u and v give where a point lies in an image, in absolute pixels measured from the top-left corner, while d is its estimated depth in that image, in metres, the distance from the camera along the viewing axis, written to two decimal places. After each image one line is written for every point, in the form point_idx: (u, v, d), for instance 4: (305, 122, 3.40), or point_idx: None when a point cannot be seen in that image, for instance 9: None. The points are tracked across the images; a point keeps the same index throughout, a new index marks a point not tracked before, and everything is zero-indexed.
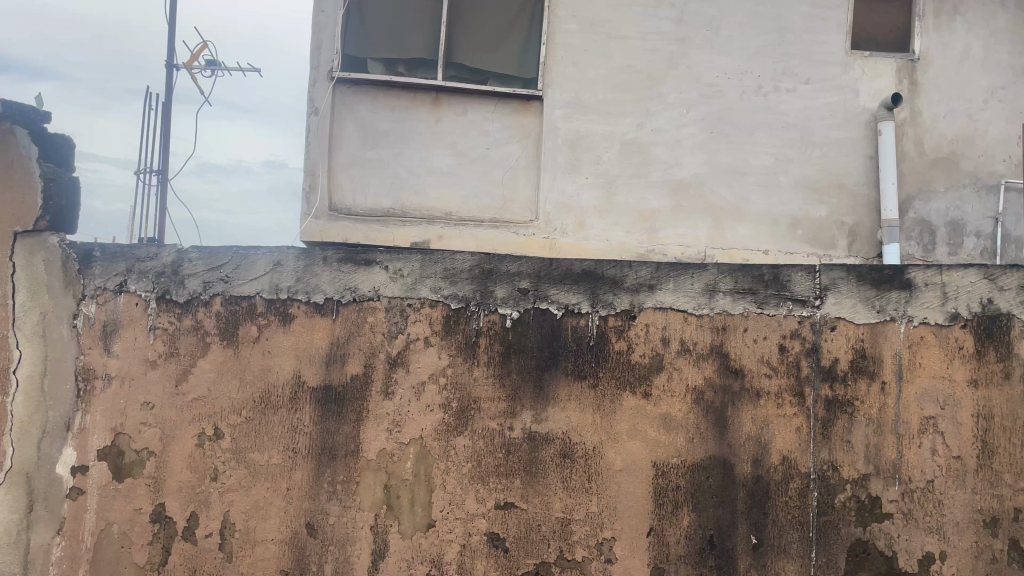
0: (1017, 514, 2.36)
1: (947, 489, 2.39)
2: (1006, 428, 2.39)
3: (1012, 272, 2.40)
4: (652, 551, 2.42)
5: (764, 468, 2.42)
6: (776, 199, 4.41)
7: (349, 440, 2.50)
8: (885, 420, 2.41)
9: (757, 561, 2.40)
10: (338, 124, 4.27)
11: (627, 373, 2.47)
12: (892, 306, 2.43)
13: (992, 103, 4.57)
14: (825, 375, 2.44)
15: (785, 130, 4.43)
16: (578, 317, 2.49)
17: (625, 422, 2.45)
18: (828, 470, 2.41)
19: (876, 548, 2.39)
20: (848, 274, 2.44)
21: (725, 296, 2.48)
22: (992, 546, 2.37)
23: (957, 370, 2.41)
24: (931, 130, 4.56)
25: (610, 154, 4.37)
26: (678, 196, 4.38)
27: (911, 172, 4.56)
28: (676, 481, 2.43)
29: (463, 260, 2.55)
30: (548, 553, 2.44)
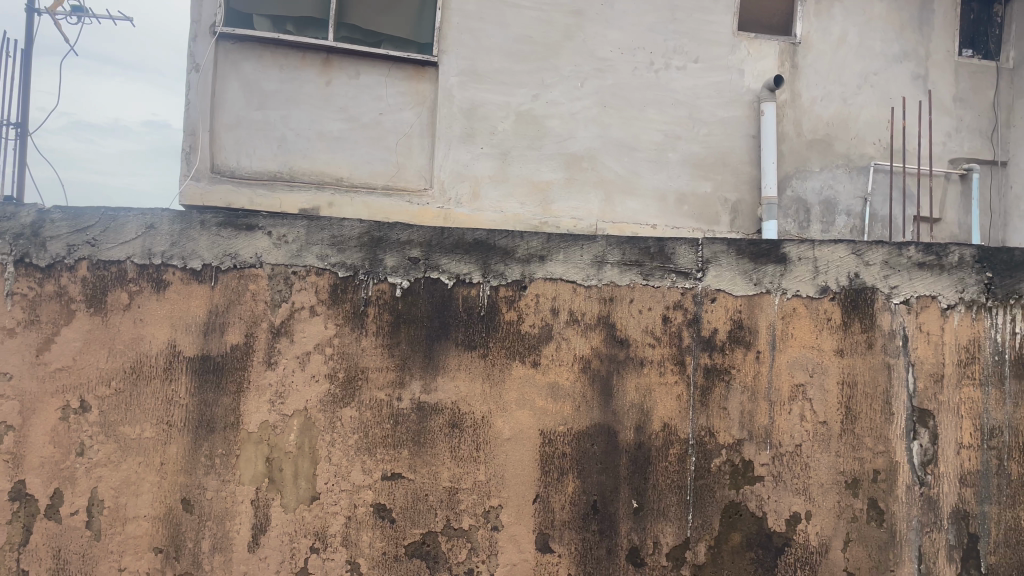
0: (875, 475, 2.50)
1: (814, 453, 2.51)
2: (868, 394, 2.52)
3: (878, 248, 2.53)
4: (538, 517, 2.45)
5: (646, 434, 2.49)
6: (664, 174, 4.71)
7: (228, 412, 2.41)
8: (758, 387, 2.52)
9: (638, 524, 2.47)
10: (220, 82, 4.19)
11: (517, 343, 2.48)
12: (768, 279, 2.53)
13: (865, 88, 4.97)
14: (705, 344, 2.53)
15: (674, 107, 4.73)
16: (469, 287, 2.48)
17: (514, 392, 2.47)
18: (705, 436, 2.51)
19: (748, 510, 2.50)
20: (728, 248, 2.54)
21: (613, 268, 2.52)
22: (852, 506, 2.50)
23: (825, 340, 2.53)
24: (809, 113, 4.94)
25: (505, 125, 4.53)
26: (572, 168, 4.58)
27: (790, 151, 4.91)
28: (562, 448, 2.47)
29: (351, 227, 2.47)
30: (435, 522, 2.44)
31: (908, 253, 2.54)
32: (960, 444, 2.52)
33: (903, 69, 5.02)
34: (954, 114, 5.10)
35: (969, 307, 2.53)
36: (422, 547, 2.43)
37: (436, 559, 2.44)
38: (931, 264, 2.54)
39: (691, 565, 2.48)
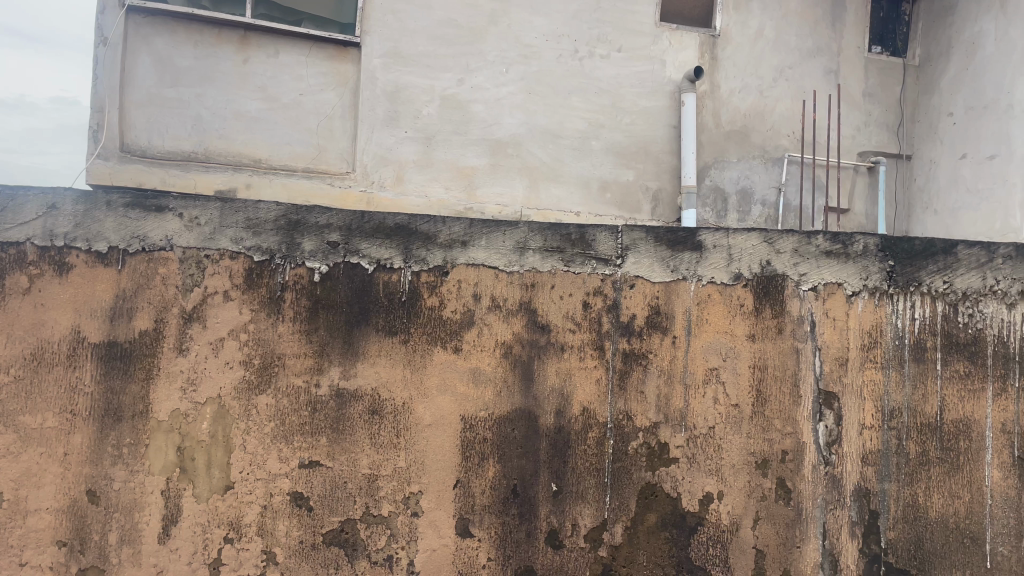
0: (784, 455, 2.60)
1: (726, 434, 2.59)
2: (777, 377, 2.61)
3: (788, 236, 2.62)
4: (458, 502, 2.45)
5: (566, 418, 2.52)
6: (587, 162, 4.84)
7: (137, 400, 2.33)
8: (674, 371, 2.58)
9: (557, 506, 2.50)
10: (131, 57, 4.10)
11: (438, 328, 2.47)
12: (684, 266, 2.59)
13: (780, 81, 5.16)
14: (623, 330, 2.57)
15: (598, 95, 4.86)
16: (389, 272, 2.45)
17: (435, 377, 2.46)
18: (623, 419, 2.55)
19: (663, 491, 2.55)
20: (647, 235, 2.58)
21: (534, 254, 2.53)
22: (762, 485, 2.59)
23: (737, 325, 2.60)
24: (726, 103, 5.10)
25: (429, 109, 4.63)
26: (497, 154, 4.73)
27: (709, 142, 5.08)
28: (482, 433, 2.47)
29: (267, 210, 2.41)
30: (353, 510, 2.41)
31: (816, 242, 2.64)
32: (863, 424, 2.63)
33: (816, 64, 5.22)
34: (863, 108, 5.32)
35: (872, 294, 2.65)
36: (340, 535, 2.40)
37: (355, 546, 2.41)
38: (837, 252, 2.64)
39: (608, 546, 2.52)
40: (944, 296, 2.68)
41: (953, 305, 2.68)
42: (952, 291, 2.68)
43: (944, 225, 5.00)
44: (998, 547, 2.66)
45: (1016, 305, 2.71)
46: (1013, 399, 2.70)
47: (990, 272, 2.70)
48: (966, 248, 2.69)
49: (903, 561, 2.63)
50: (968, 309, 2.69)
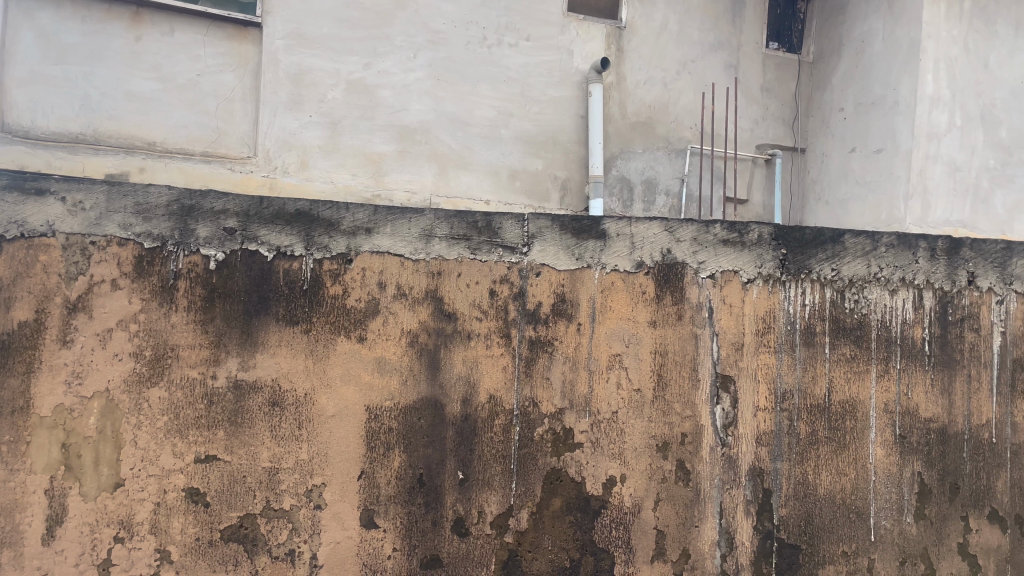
0: (683, 438, 2.67)
1: (629, 419, 2.63)
2: (678, 363, 2.68)
3: (688, 225, 2.69)
4: (362, 493, 2.42)
5: (472, 407, 2.51)
6: (497, 150, 4.88)
7: (17, 395, 2.19)
8: (579, 358, 2.61)
9: (463, 494, 2.50)
10: (11, 31, 3.86)
11: (342, 317, 2.42)
12: (589, 254, 2.62)
13: (682, 75, 5.29)
14: (529, 317, 2.58)
15: (506, 84, 4.88)
16: (290, 260, 2.39)
17: (338, 367, 2.41)
18: (529, 406, 2.56)
19: (568, 475, 2.58)
20: (553, 224, 2.59)
21: (441, 242, 2.51)
22: (663, 467, 2.65)
23: (640, 312, 2.65)
24: (632, 95, 5.19)
25: (334, 93, 4.54)
26: (405, 140, 4.68)
27: (615, 132, 5.17)
28: (388, 423, 2.44)
29: (158, 195, 2.30)
30: (253, 505, 2.34)
31: (714, 231, 2.72)
32: (757, 406, 2.74)
33: (717, 58, 5.37)
34: (761, 102, 5.52)
35: (766, 282, 2.75)
36: (240, 530, 2.33)
37: (255, 542, 2.34)
38: (734, 240, 2.73)
39: (514, 532, 2.53)
40: (833, 283, 2.81)
41: (841, 292, 2.82)
42: (839, 278, 2.81)
43: (835, 216, 5.24)
44: (881, 521, 2.82)
45: (898, 291, 2.88)
46: (894, 380, 2.86)
47: (875, 260, 2.85)
48: (853, 237, 2.83)
49: (794, 537, 2.75)
50: (854, 295, 2.83)
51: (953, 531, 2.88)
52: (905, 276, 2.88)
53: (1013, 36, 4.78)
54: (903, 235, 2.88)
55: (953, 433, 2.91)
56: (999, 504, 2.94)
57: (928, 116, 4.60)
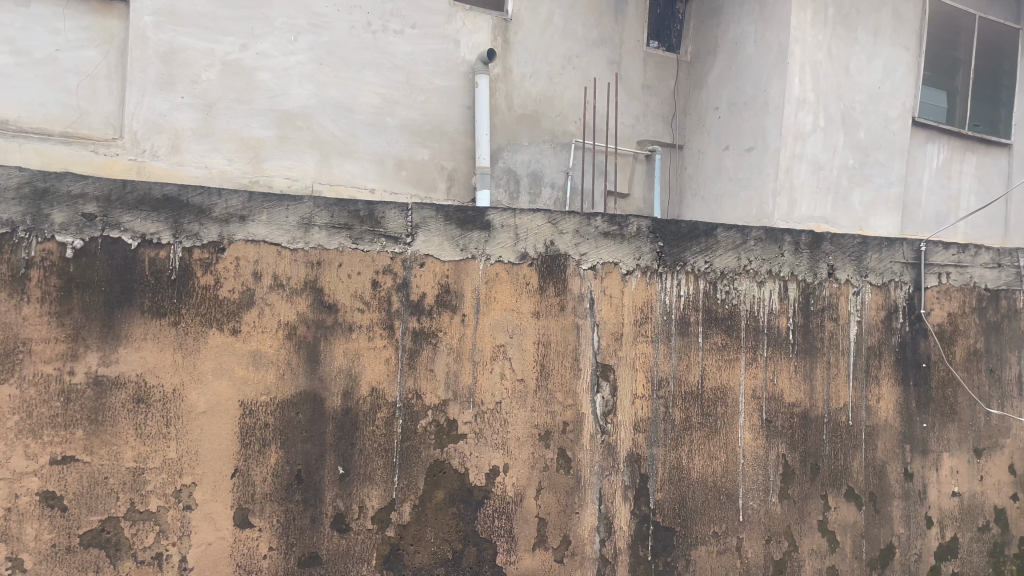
0: (565, 426, 2.71)
1: (511, 409, 2.65)
2: (560, 353, 2.72)
3: (570, 218, 2.73)
4: (236, 492, 2.32)
5: (354, 400, 2.46)
6: (381, 139, 4.80)
7: None
8: (463, 349, 2.59)
9: (344, 489, 2.44)
10: None
11: (214, 309, 2.32)
12: (473, 245, 2.61)
13: (567, 69, 5.37)
14: (413, 309, 2.54)
15: (391, 72, 4.80)
16: (157, 248, 2.26)
17: (210, 361, 2.30)
18: (412, 398, 2.53)
19: (451, 467, 2.56)
20: (437, 214, 2.57)
21: (320, 231, 2.43)
22: (545, 456, 2.68)
23: (524, 303, 2.67)
24: (518, 88, 5.22)
25: (209, 74, 4.34)
26: (285, 126, 4.54)
27: (501, 124, 5.18)
28: (264, 419, 2.36)
29: (8, 176, 2.12)
30: (116, 507, 2.21)
31: (595, 224, 2.77)
32: (635, 394, 2.81)
33: (600, 54, 5.49)
34: (642, 99, 5.68)
35: (644, 273, 2.83)
36: (101, 535, 2.19)
37: (118, 546, 2.21)
38: (614, 233, 2.79)
39: (396, 526, 2.49)
40: (706, 275, 2.93)
41: (714, 283, 2.94)
42: (712, 270, 2.94)
43: (709, 211, 5.45)
44: (748, 501, 2.97)
45: (766, 283, 3.03)
46: (762, 367, 3.01)
47: (744, 253, 2.99)
48: (724, 231, 2.96)
49: (669, 520, 2.85)
50: (726, 286, 2.96)
51: (813, 509, 3.07)
52: (772, 268, 3.04)
53: (870, 45, 5.12)
54: (770, 230, 3.04)
55: (814, 417, 3.09)
56: (854, 482, 3.15)
57: (795, 117, 4.85)
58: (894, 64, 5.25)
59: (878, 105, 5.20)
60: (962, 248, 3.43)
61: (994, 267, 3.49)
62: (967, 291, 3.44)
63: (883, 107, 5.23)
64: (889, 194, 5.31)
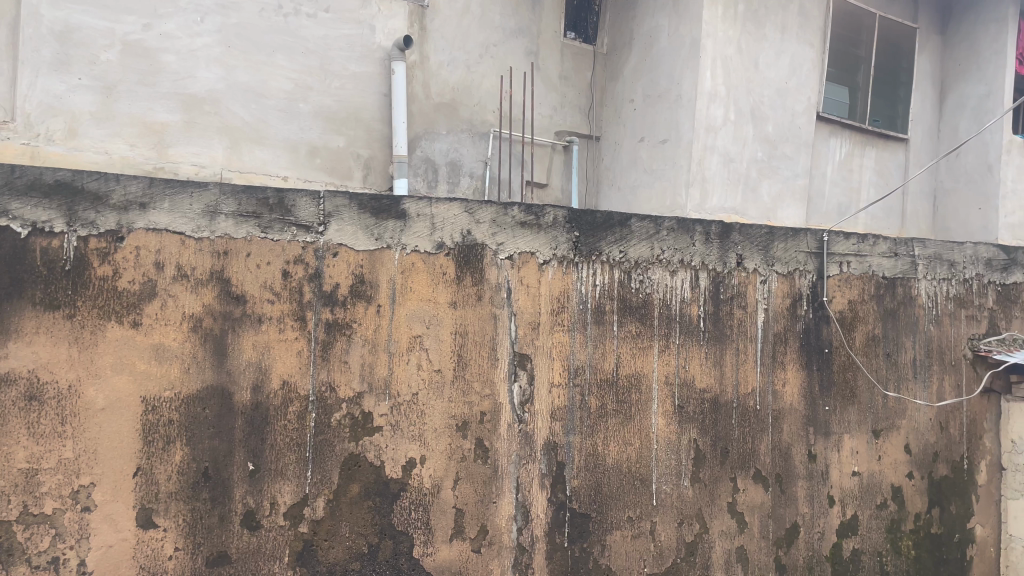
0: (482, 416, 2.70)
1: (428, 400, 2.62)
2: (477, 343, 2.71)
3: (486, 207, 2.72)
4: (138, 491, 2.22)
5: (264, 394, 2.39)
6: (294, 125, 4.68)
7: None
8: (378, 340, 2.55)
9: (254, 486, 2.37)
10: None
11: (113, 301, 2.21)
12: (389, 235, 2.57)
13: (484, 58, 5.35)
14: (326, 300, 2.48)
15: (304, 56, 4.67)
16: (50, 237, 2.14)
17: (109, 356, 2.20)
18: (325, 391, 2.47)
19: (366, 460, 2.52)
20: (350, 202, 2.52)
21: (227, 219, 2.35)
22: (462, 446, 2.67)
23: (440, 293, 2.65)
24: (436, 76, 5.17)
25: (109, 55, 4.14)
26: (191, 110, 4.37)
27: (419, 112, 5.13)
28: (168, 415, 2.26)
29: None
30: (7, 511, 2.08)
31: (512, 213, 2.77)
32: (552, 383, 2.83)
33: (517, 44, 5.48)
34: (559, 90, 5.70)
35: (561, 263, 2.85)
36: None
37: (10, 552, 2.09)
38: (530, 223, 2.80)
39: (309, 521, 2.44)
40: (620, 264, 2.97)
41: (628, 273, 2.99)
42: (627, 260, 2.98)
43: (625, 201, 5.53)
44: (662, 486, 3.03)
45: (678, 272, 3.09)
46: (674, 354, 3.08)
47: (657, 243, 3.05)
48: (638, 221, 3.01)
49: (585, 506, 2.88)
50: (640, 275, 3.01)
51: (724, 491, 3.16)
52: (683, 258, 3.11)
53: (778, 41, 5.29)
54: (682, 220, 3.11)
55: (724, 402, 3.18)
56: (762, 464, 3.26)
57: (707, 110, 4.96)
58: (800, 60, 5.43)
59: (785, 100, 5.38)
60: (861, 238, 3.58)
61: (891, 257, 3.67)
62: (866, 279, 3.60)
63: (790, 101, 5.41)
64: (795, 186, 5.51)
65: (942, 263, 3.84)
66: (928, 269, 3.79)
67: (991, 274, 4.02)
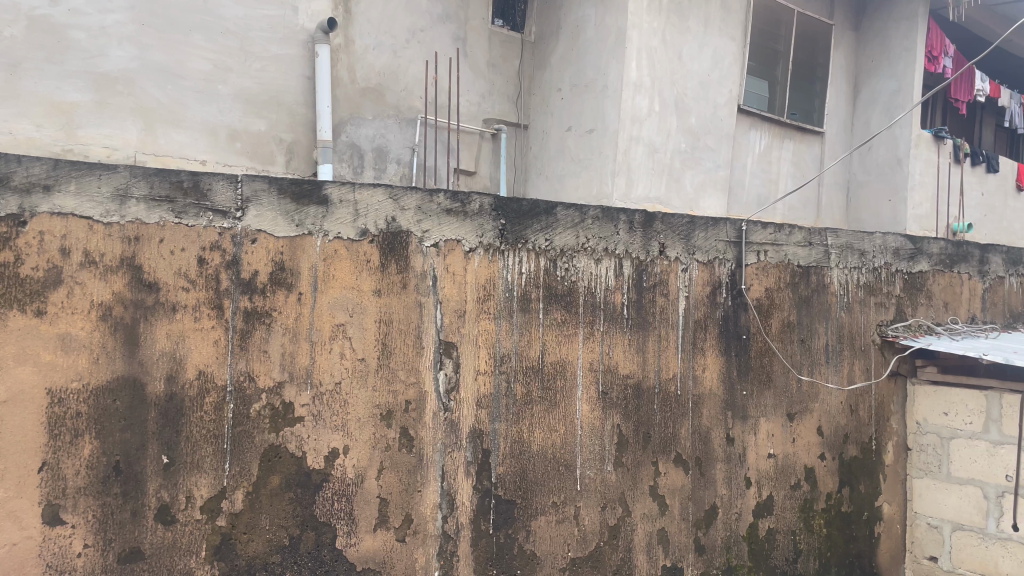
0: (407, 405, 2.68)
1: (351, 389, 2.58)
2: (402, 331, 2.68)
3: (411, 194, 2.70)
4: (44, 487, 2.13)
5: (178, 385, 2.31)
6: (213, 107, 4.53)
7: None
8: (299, 329, 2.50)
9: (168, 479, 2.30)
10: None
11: (14, 289, 2.10)
12: (310, 221, 2.52)
13: (412, 43, 5.27)
14: (244, 287, 2.41)
15: (223, 36, 4.53)
16: None
17: (10, 346, 2.09)
18: (244, 381, 2.41)
19: (287, 451, 2.47)
20: (269, 187, 2.46)
21: (138, 203, 2.26)
22: (387, 435, 2.64)
23: (364, 281, 2.61)
24: (362, 60, 5.07)
25: (14, 30, 3.92)
26: (102, 90, 4.19)
27: (344, 97, 5.04)
28: (76, 408, 2.17)
29: None
30: None
31: (437, 200, 2.75)
32: (478, 371, 2.83)
33: (445, 30, 5.43)
34: (487, 77, 5.68)
35: (486, 251, 2.85)
36: None
37: None
38: (456, 210, 2.79)
39: (227, 515, 2.38)
40: (546, 252, 2.99)
41: (554, 261, 3.00)
42: (552, 248, 3.00)
43: (552, 190, 5.56)
44: (585, 471, 3.07)
45: (602, 260, 3.13)
46: (598, 341, 3.11)
47: (582, 231, 3.08)
48: (564, 209, 3.03)
49: (509, 493, 2.89)
50: (565, 263, 3.03)
51: (645, 475, 3.22)
52: (608, 246, 3.14)
53: (701, 34, 5.39)
54: (606, 209, 3.14)
55: (646, 387, 3.24)
56: (682, 448, 3.33)
57: (632, 101, 5.02)
58: (722, 53, 5.55)
59: (708, 92, 5.49)
60: (778, 228, 3.70)
61: (806, 246, 3.79)
62: (783, 268, 3.71)
63: (712, 94, 5.52)
64: (716, 177, 5.63)
65: (854, 253, 3.99)
66: (840, 258, 3.94)
67: (898, 263, 4.20)
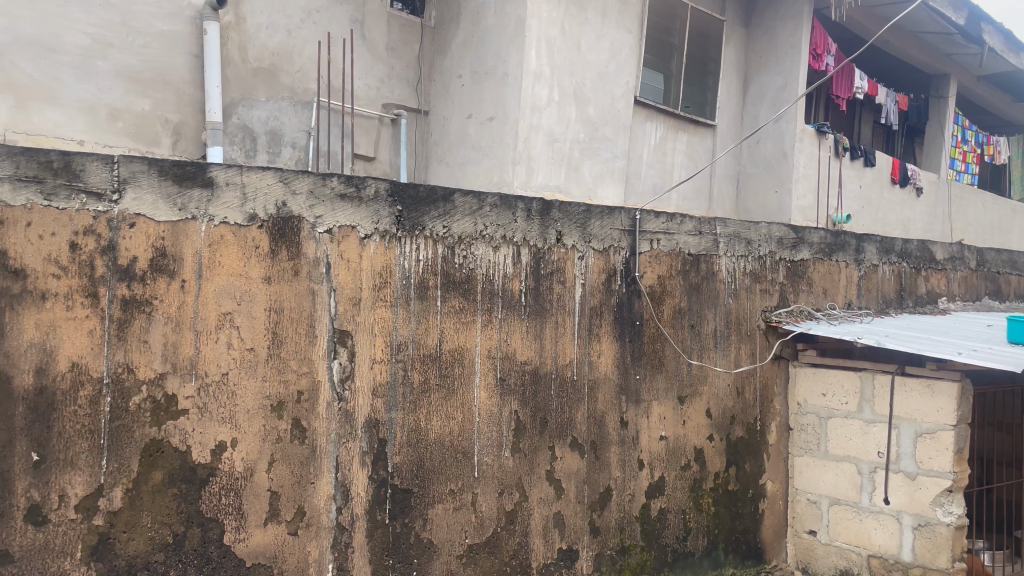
0: (299, 396, 2.62)
1: (239, 380, 2.50)
2: (294, 319, 2.61)
3: (302, 178, 2.62)
4: None
5: (49, 377, 2.18)
6: (91, 84, 4.28)
7: None
8: (183, 317, 2.40)
9: (38, 478, 2.16)
10: None
11: None
12: (193, 205, 2.41)
13: (307, 23, 5.12)
14: (122, 274, 2.29)
15: (103, 9, 4.28)
16: None
17: None
18: (123, 373, 2.29)
19: (170, 445, 2.36)
20: (149, 168, 2.34)
21: (1, 184, 2.11)
22: (278, 427, 2.57)
23: (252, 268, 2.52)
24: (253, 39, 4.91)
25: None
26: None
27: (234, 77, 4.86)
28: None
29: None
30: None
31: (330, 185, 2.69)
32: (373, 360, 2.79)
33: (341, 11, 5.30)
34: (386, 61, 5.58)
35: (382, 237, 2.80)
36: None
37: None
38: (350, 195, 2.73)
39: (104, 513, 2.26)
40: (444, 239, 2.97)
41: (451, 248, 2.99)
42: (450, 235, 2.99)
43: (452, 176, 5.53)
44: (482, 457, 3.08)
45: (500, 248, 3.13)
46: (496, 328, 3.12)
47: (480, 218, 3.07)
48: (461, 196, 3.02)
49: (406, 482, 2.87)
50: (463, 250, 3.02)
51: (542, 459, 3.26)
52: (505, 233, 3.15)
53: (599, 25, 5.46)
54: (504, 196, 3.15)
55: (543, 373, 3.27)
56: (578, 432, 3.39)
57: (531, 89, 5.04)
58: (619, 45, 5.64)
59: (606, 83, 5.58)
60: (670, 217, 3.80)
61: (697, 234, 3.91)
62: (674, 255, 3.82)
63: (610, 84, 5.62)
64: (614, 166, 5.73)
65: (741, 241, 4.15)
66: (728, 246, 4.09)
67: (782, 251, 4.40)
